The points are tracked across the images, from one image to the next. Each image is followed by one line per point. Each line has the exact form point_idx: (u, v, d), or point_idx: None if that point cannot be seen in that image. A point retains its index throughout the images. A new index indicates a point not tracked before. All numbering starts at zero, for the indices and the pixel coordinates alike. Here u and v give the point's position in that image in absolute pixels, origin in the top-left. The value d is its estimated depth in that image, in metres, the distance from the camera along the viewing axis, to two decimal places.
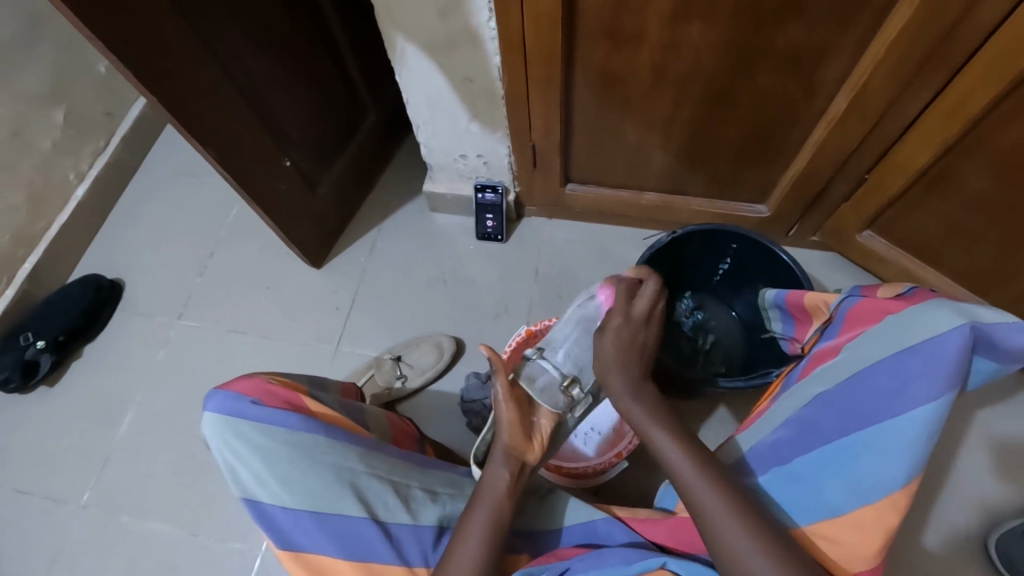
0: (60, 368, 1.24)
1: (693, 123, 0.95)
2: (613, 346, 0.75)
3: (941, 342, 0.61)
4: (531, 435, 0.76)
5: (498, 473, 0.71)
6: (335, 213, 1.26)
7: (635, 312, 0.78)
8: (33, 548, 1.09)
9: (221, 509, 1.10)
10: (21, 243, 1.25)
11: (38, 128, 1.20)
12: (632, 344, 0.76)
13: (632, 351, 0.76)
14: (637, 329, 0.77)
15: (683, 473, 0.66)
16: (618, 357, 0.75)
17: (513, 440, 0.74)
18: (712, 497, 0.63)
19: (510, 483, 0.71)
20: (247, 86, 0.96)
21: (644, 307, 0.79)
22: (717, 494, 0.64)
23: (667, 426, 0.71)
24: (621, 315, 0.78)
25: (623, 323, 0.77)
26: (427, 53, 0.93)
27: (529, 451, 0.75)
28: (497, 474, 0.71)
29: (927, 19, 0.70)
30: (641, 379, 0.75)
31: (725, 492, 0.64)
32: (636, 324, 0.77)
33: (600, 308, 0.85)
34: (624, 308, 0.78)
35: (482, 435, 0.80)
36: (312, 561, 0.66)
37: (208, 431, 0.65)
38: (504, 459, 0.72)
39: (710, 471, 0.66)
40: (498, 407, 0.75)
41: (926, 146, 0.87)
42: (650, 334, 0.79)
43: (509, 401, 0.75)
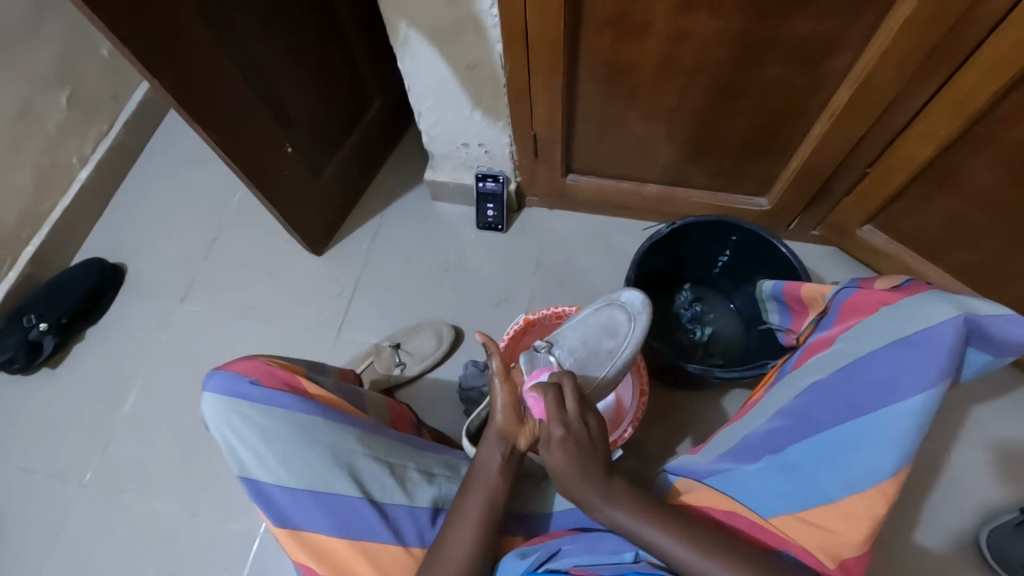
0: (62, 350, 1.25)
1: (695, 113, 0.95)
2: (565, 462, 0.66)
3: (935, 333, 0.61)
4: (524, 418, 0.73)
5: (492, 453, 0.71)
6: (338, 200, 1.27)
7: (571, 418, 0.68)
8: (35, 526, 1.11)
9: (222, 491, 1.11)
10: (25, 225, 1.25)
11: (43, 109, 1.20)
12: (583, 451, 0.67)
13: (584, 463, 0.66)
14: (581, 436, 0.68)
15: (654, 535, 0.63)
16: (574, 472, 0.66)
17: (505, 422, 0.72)
18: (678, 546, 0.62)
19: (503, 461, 0.71)
20: (253, 70, 0.96)
21: (576, 409, 0.69)
22: (681, 537, 0.62)
23: (628, 501, 0.66)
24: (561, 424, 0.68)
25: (565, 436, 0.67)
26: (431, 39, 0.93)
27: (522, 435, 0.72)
28: (489, 455, 0.71)
29: (934, 11, 0.70)
30: (602, 481, 0.66)
31: (688, 535, 0.62)
32: (578, 431, 0.68)
33: (620, 315, 0.91)
34: (558, 417, 0.68)
35: (478, 411, 0.86)
36: (309, 539, 0.66)
37: (207, 411, 0.66)
38: (497, 439, 0.72)
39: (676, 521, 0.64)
40: (493, 391, 0.73)
41: (929, 140, 0.87)
42: (598, 434, 0.69)
43: (505, 385, 0.73)
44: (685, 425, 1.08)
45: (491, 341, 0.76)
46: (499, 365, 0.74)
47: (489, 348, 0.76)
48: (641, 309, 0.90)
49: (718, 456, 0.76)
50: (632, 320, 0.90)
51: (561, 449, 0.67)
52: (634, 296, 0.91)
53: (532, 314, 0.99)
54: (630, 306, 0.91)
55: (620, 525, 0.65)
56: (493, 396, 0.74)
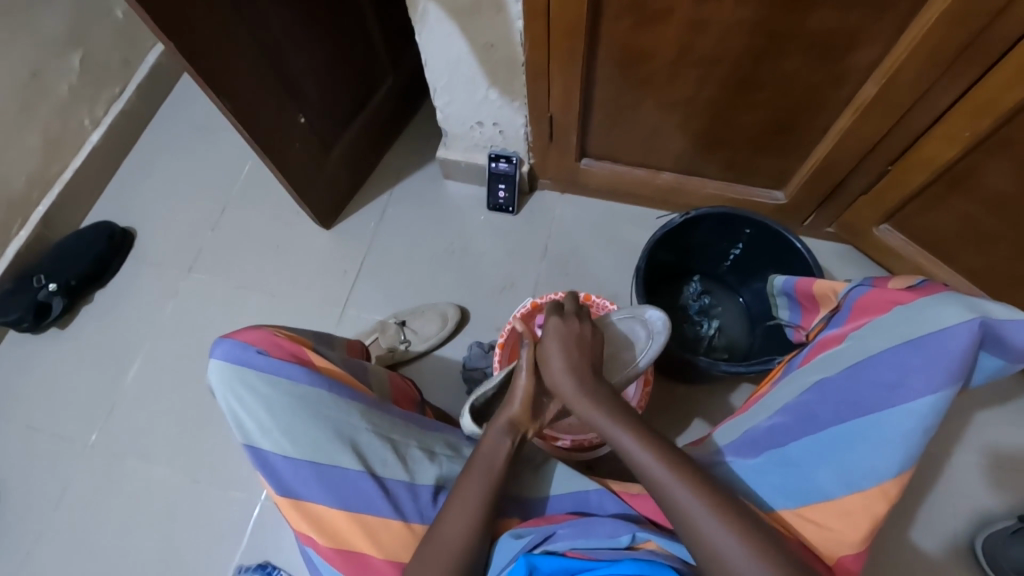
0: (71, 312, 1.26)
1: (715, 103, 0.93)
2: (556, 342, 0.76)
3: (947, 336, 0.60)
4: (535, 416, 0.77)
5: (499, 440, 0.72)
6: (348, 175, 1.26)
7: (569, 315, 0.81)
8: (41, 483, 1.13)
9: (224, 458, 1.13)
10: (35, 187, 1.25)
11: (53, 73, 1.20)
12: (573, 339, 0.77)
13: (575, 346, 0.76)
14: (574, 328, 0.79)
15: (646, 456, 0.66)
16: (563, 353, 0.75)
17: (522, 412, 0.75)
18: (678, 486, 0.63)
19: (509, 451, 0.72)
20: (266, 39, 0.94)
21: (575, 309, 0.83)
22: (679, 480, 0.63)
23: (618, 416, 0.71)
24: (558, 320, 0.80)
25: (560, 325, 0.78)
26: (448, 14, 0.91)
27: (530, 426, 0.76)
28: (498, 441, 0.72)
29: (966, 9, 0.68)
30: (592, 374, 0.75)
31: (690, 485, 0.63)
32: (573, 321, 0.80)
33: (640, 330, 0.89)
34: (558, 312, 0.82)
35: (483, 389, 0.82)
36: (310, 510, 0.67)
37: (213, 378, 0.66)
38: (507, 429, 0.74)
39: (674, 462, 0.65)
40: (518, 376, 0.78)
41: (953, 141, 0.84)
42: (590, 333, 0.79)
43: (529, 373, 0.78)
44: (686, 416, 1.08)
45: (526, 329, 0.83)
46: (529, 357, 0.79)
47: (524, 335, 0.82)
48: (661, 328, 0.87)
49: (719, 447, 0.74)
50: (650, 338, 0.88)
51: (556, 334, 0.78)
52: (658, 315, 0.88)
53: (539, 299, 0.98)
54: (651, 323, 0.88)
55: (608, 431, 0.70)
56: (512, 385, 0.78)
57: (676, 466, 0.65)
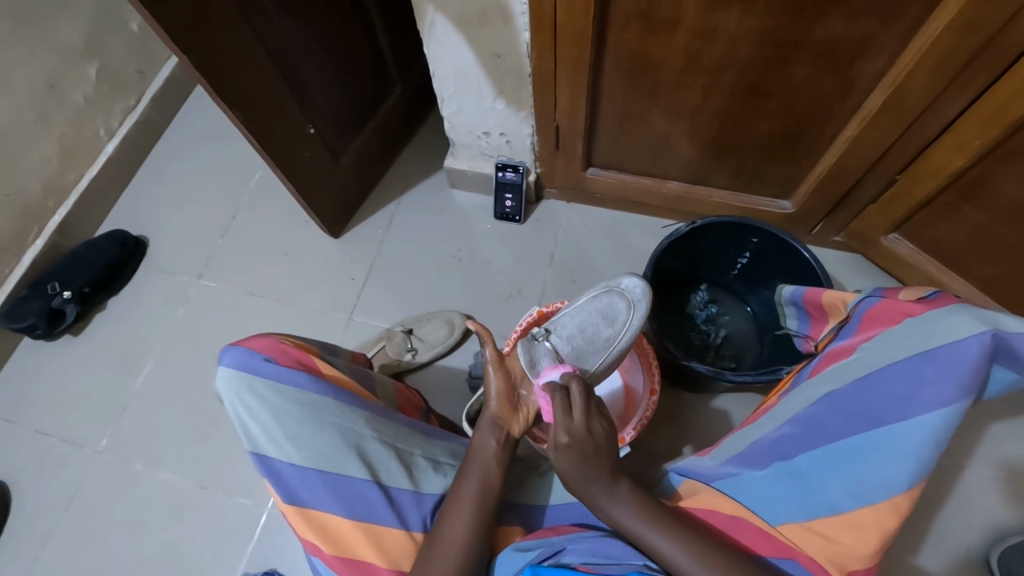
0: (83, 319, 1.28)
1: (722, 111, 0.93)
2: (569, 467, 0.68)
3: (960, 348, 0.59)
4: (517, 408, 0.77)
5: (485, 438, 0.73)
6: (356, 183, 1.27)
7: (575, 425, 0.69)
8: (50, 489, 1.14)
9: (231, 464, 1.13)
10: (52, 195, 1.27)
11: (70, 84, 1.22)
12: (586, 456, 0.68)
13: (588, 467, 0.67)
14: (583, 441, 0.68)
15: (654, 539, 0.63)
16: (578, 478, 0.67)
17: (500, 408, 0.76)
18: (680, 553, 0.62)
19: (495, 449, 0.72)
20: (277, 50, 0.96)
21: (582, 416, 0.69)
22: (679, 539, 0.63)
23: (632, 503, 0.67)
24: (565, 431, 0.69)
25: (568, 443, 0.68)
26: (455, 24, 0.92)
27: (514, 422, 0.76)
28: (484, 440, 0.73)
29: (972, 20, 0.68)
30: (608, 482, 0.67)
31: (689, 542, 0.62)
32: (581, 436, 0.68)
33: (619, 303, 0.87)
34: (564, 423, 0.69)
35: (474, 398, 0.90)
36: (315, 518, 0.67)
37: (221, 384, 0.66)
38: (490, 426, 0.74)
39: (677, 527, 0.64)
40: (487, 378, 0.78)
41: (962, 150, 0.84)
42: (604, 440, 0.69)
43: (498, 369, 0.78)
44: (694, 426, 1.07)
45: (484, 328, 0.81)
46: (492, 352, 0.79)
47: (481, 335, 0.80)
48: (641, 297, 0.87)
49: (726, 459, 0.76)
50: (631, 307, 0.87)
51: (565, 453, 0.68)
52: (632, 279, 0.88)
53: (546, 307, 0.98)
54: (630, 293, 0.88)
55: (622, 525, 0.66)
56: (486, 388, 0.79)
57: (675, 525, 0.64)
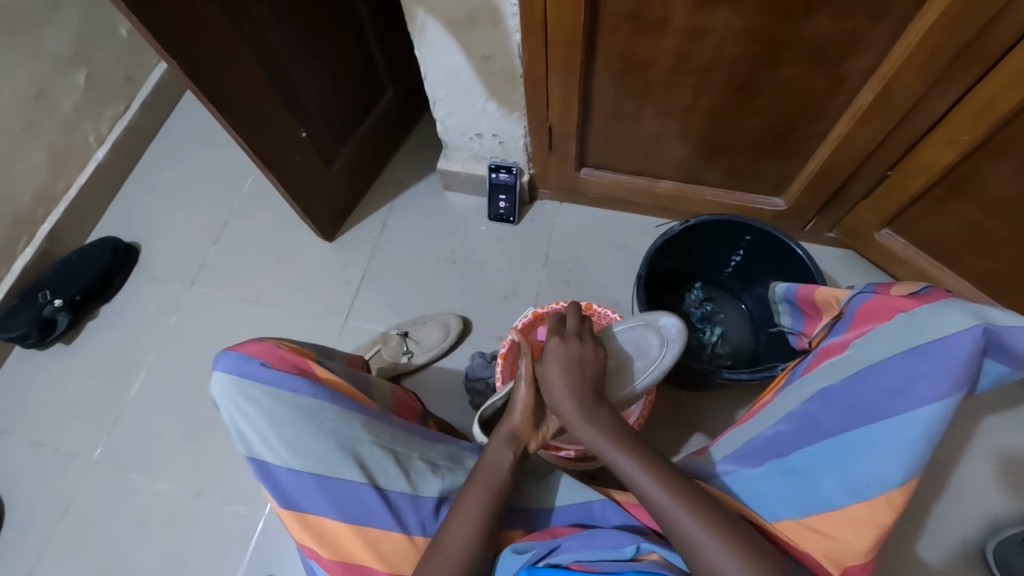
0: (75, 327, 1.27)
1: (712, 110, 0.94)
2: (554, 367, 0.75)
3: (952, 343, 0.60)
4: (539, 425, 0.78)
5: (501, 452, 0.73)
6: (350, 187, 1.27)
7: (569, 334, 0.80)
8: (45, 499, 1.13)
9: (228, 471, 1.13)
10: (42, 203, 1.27)
11: (59, 91, 1.21)
12: (575, 361, 0.76)
13: (574, 369, 0.75)
14: (575, 348, 0.77)
15: (622, 461, 0.67)
16: (561, 376, 0.74)
17: (522, 422, 0.76)
18: (647, 478, 0.65)
19: (512, 459, 0.72)
20: (267, 55, 0.95)
21: (576, 329, 0.81)
22: (649, 471, 0.65)
23: (608, 428, 0.71)
24: (559, 340, 0.79)
25: (560, 345, 0.78)
26: (446, 27, 0.92)
27: (534, 438, 0.77)
28: (499, 451, 0.73)
29: (960, 16, 0.68)
30: (592, 395, 0.74)
31: (664, 484, 0.64)
32: (574, 342, 0.78)
33: (652, 338, 0.87)
34: (558, 333, 0.80)
35: (494, 399, 0.85)
36: (312, 522, 0.67)
37: (216, 390, 0.66)
38: (507, 438, 0.74)
39: (648, 457, 0.67)
40: (519, 387, 0.79)
41: (951, 145, 0.85)
42: (592, 357, 0.78)
43: (529, 383, 0.78)
44: (691, 424, 1.07)
45: (525, 338, 0.81)
46: (528, 367, 0.79)
47: (523, 346, 0.80)
48: (676, 336, 0.86)
49: (719, 460, 0.74)
50: (664, 344, 0.87)
51: (555, 355, 0.76)
52: (672, 320, 0.87)
53: (542, 308, 0.98)
54: (665, 330, 0.87)
55: (593, 444, 0.70)
56: (515, 396, 0.79)
57: (648, 459, 0.67)
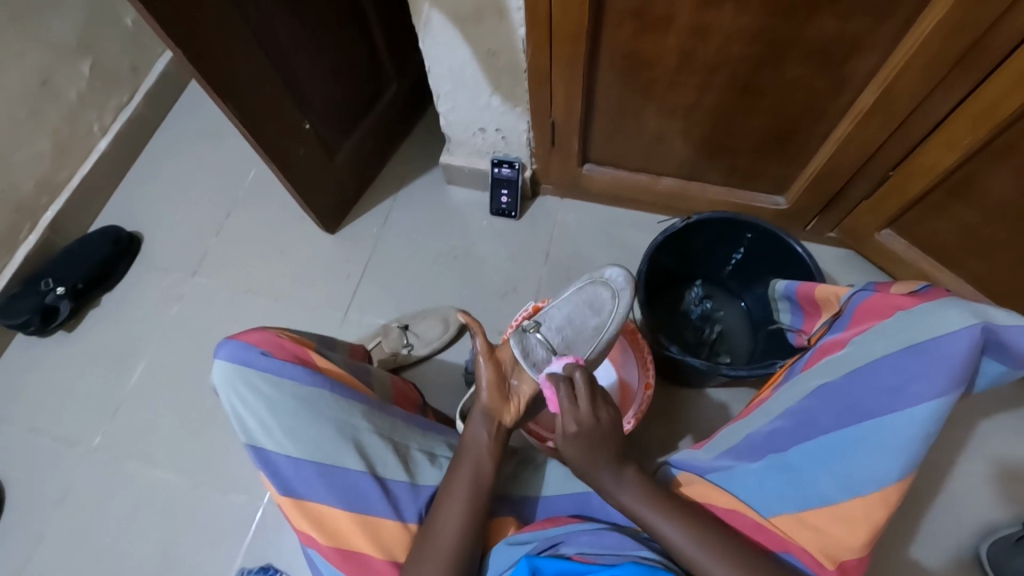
0: (76, 316, 1.27)
1: (715, 109, 0.94)
2: (578, 455, 0.70)
3: (949, 342, 0.60)
4: (507, 398, 0.77)
5: (478, 432, 0.74)
6: (352, 180, 1.27)
7: (583, 415, 0.70)
8: (45, 485, 1.14)
9: (227, 461, 1.13)
10: (45, 191, 1.27)
11: (64, 79, 1.22)
12: (594, 444, 0.69)
13: (595, 452, 0.69)
14: (591, 432, 0.69)
15: (655, 522, 0.65)
16: (586, 462, 0.69)
17: (490, 399, 0.76)
18: (679, 535, 0.63)
19: (489, 440, 0.73)
20: (273, 47, 0.96)
21: (587, 405, 0.70)
22: (673, 518, 0.65)
23: (637, 487, 0.68)
24: (572, 420, 0.70)
25: (577, 432, 0.70)
26: (451, 22, 0.92)
27: (505, 413, 0.76)
28: (476, 433, 0.74)
29: (963, 18, 0.68)
30: (615, 469, 0.69)
31: (685, 523, 0.64)
32: (589, 425, 0.69)
33: (604, 292, 0.85)
34: (570, 413, 0.70)
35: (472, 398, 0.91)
36: (311, 510, 0.67)
37: (217, 377, 0.67)
38: (482, 418, 0.75)
39: (671, 504, 0.66)
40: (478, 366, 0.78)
41: (952, 148, 0.85)
42: (610, 427, 0.70)
43: (488, 360, 0.78)
44: (689, 422, 1.08)
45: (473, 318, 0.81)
46: (482, 343, 0.79)
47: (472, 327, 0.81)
48: (624, 285, 0.85)
49: (718, 453, 0.75)
50: (615, 296, 0.85)
51: (573, 443, 0.70)
52: (615, 269, 0.87)
53: (541, 302, 0.97)
54: (614, 282, 0.86)
55: (626, 508, 0.68)
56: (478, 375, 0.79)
57: (673, 507, 0.66)
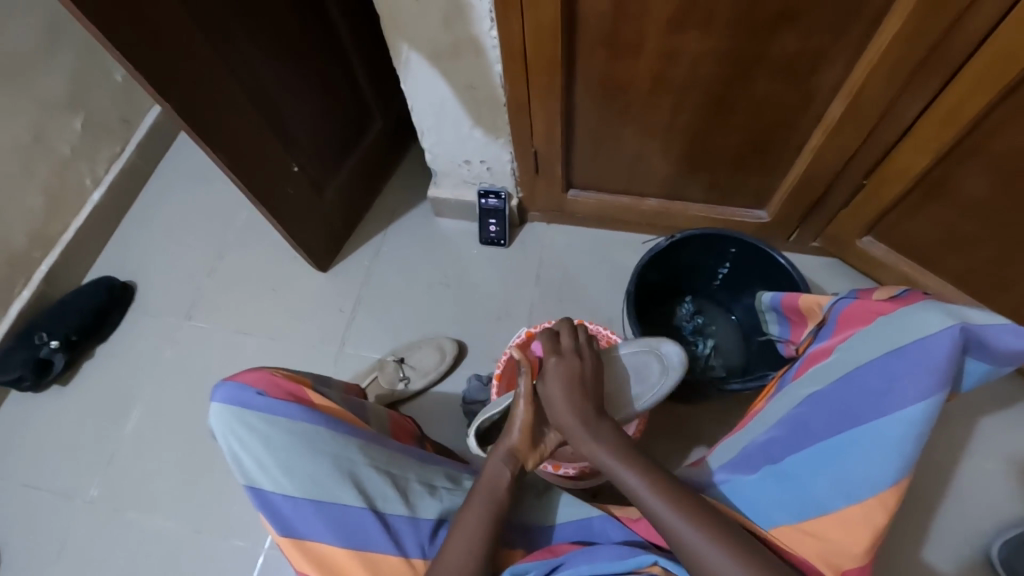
0: (71, 368, 1.27)
1: (690, 129, 0.97)
2: (556, 387, 0.75)
3: (931, 343, 0.61)
4: (537, 445, 0.78)
5: (499, 469, 0.74)
6: (342, 217, 1.30)
7: (565, 350, 0.79)
8: (42, 542, 1.12)
9: (227, 507, 1.12)
10: (38, 245, 1.28)
11: (56, 135, 1.24)
12: (574, 376, 0.76)
13: (574, 378, 0.76)
14: (572, 363, 0.77)
15: (627, 476, 0.68)
16: (565, 402, 0.73)
17: (521, 441, 0.76)
18: (684, 525, 0.61)
19: (510, 478, 0.73)
20: (261, 93, 0.99)
21: (569, 341, 0.80)
22: (646, 475, 0.67)
23: (611, 443, 0.71)
24: (554, 354, 0.79)
25: (558, 361, 0.77)
26: (430, 60, 0.96)
27: (531, 457, 0.77)
28: (499, 470, 0.73)
29: (917, 29, 0.72)
30: (592, 416, 0.73)
31: (657, 482, 0.66)
32: (571, 358, 0.78)
33: (654, 365, 0.87)
34: (553, 348, 0.79)
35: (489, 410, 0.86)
36: (311, 550, 0.67)
37: (214, 420, 0.67)
38: (507, 456, 0.75)
39: (644, 463, 0.69)
40: (516, 406, 0.79)
41: (923, 151, 0.87)
42: (590, 370, 0.78)
43: (528, 401, 0.78)
44: (689, 439, 1.08)
45: (525, 356, 0.81)
46: (528, 385, 0.79)
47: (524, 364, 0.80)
48: (677, 365, 0.87)
49: (714, 470, 0.75)
50: (665, 372, 0.87)
51: (554, 371, 0.76)
52: (677, 351, 0.87)
53: (533, 329, 0.99)
54: (668, 359, 0.87)
55: (600, 464, 0.70)
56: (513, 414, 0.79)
57: (646, 466, 0.68)
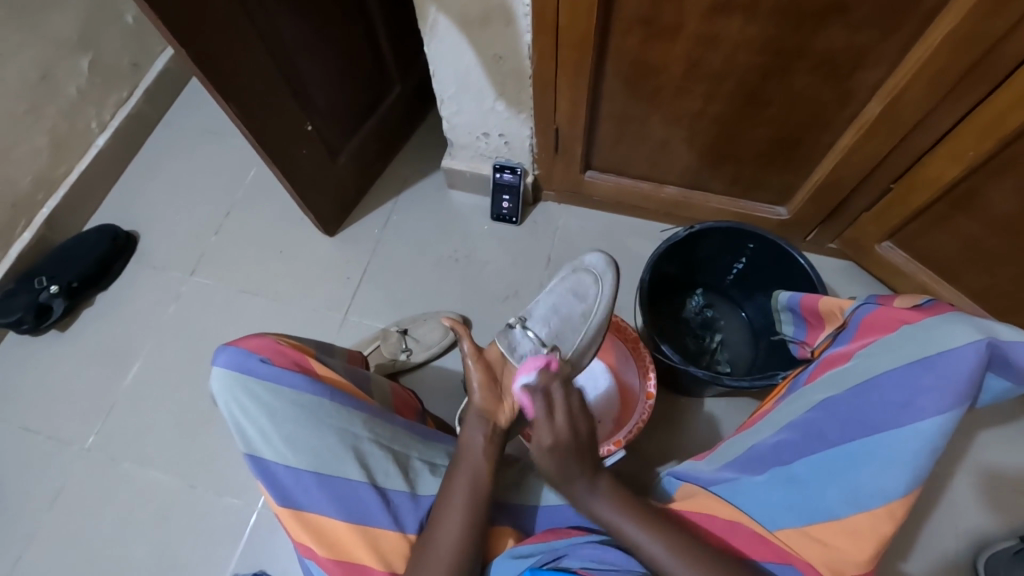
0: (71, 314, 1.26)
1: (720, 118, 0.94)
2: (552, 465, 0.72)
3: (955, 357, 0.59)
4: (502, 397, 0.77)
5: (474, 434, 0.74)
6: (354, 180, 1.27)
7: (559, 426, 0.72)
8: (36, 486, 1.12)
9: (222, 464, 1.12)
10: (41, 187, 1.25)
11: (64, 75, 1.20)
12: (570, 453, 0.72)
13: (570, 458, 0.71)
14: (568, 441, 0.72)
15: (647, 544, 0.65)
16: (559, 471, 0.71)
17: (482, 401, 0.76)
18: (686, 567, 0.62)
19: (485, 442, 0.73)
20: (278, 49, 0.95)
21: (565, 416, 0.73)
22: (680, 552, 0.63)
23: (613, 499, 0.70)
24: (549, 432, 0.72)
25: (553, 442, 0.71)
26: (458, 26, 0.92)
27: (500, 412, 0.76)
28: (472, 436, 0.74)
29: (972, 31, 0.68)
30: (587, 476, 0.71)
31: (656, 528, 0.66)
32: (565, 435, 0.72)
33: (587, 279, 0.87)
34: (546, 424, 0.72)
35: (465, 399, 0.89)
36: (311, 521, 0.66)
37: (216, 384, 0.66)
38: (477, 421, 0.75)
39: (647, 516, 0.67)
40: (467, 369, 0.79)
41: (956, 161, 0.85)
42: (585, 438, 0.74)
43: (476, 361, 0.78)
44: (689, 432, 1.08)
45: (458, 323, 0.83)
46: (469, 345, 0.79)
47: (456, 330, 0.82)
48: (605, 268, 0.88)
49: (723, 464, 0.76)
50: (598, 280, 0.87)
51: (549, 452, 0.71)
52: (595, 255, 0.89)
53: None
54: (595, 267, 0.88)
55: (599, 518, 0.69)
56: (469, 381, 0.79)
57: (648, 518, 0.67)
